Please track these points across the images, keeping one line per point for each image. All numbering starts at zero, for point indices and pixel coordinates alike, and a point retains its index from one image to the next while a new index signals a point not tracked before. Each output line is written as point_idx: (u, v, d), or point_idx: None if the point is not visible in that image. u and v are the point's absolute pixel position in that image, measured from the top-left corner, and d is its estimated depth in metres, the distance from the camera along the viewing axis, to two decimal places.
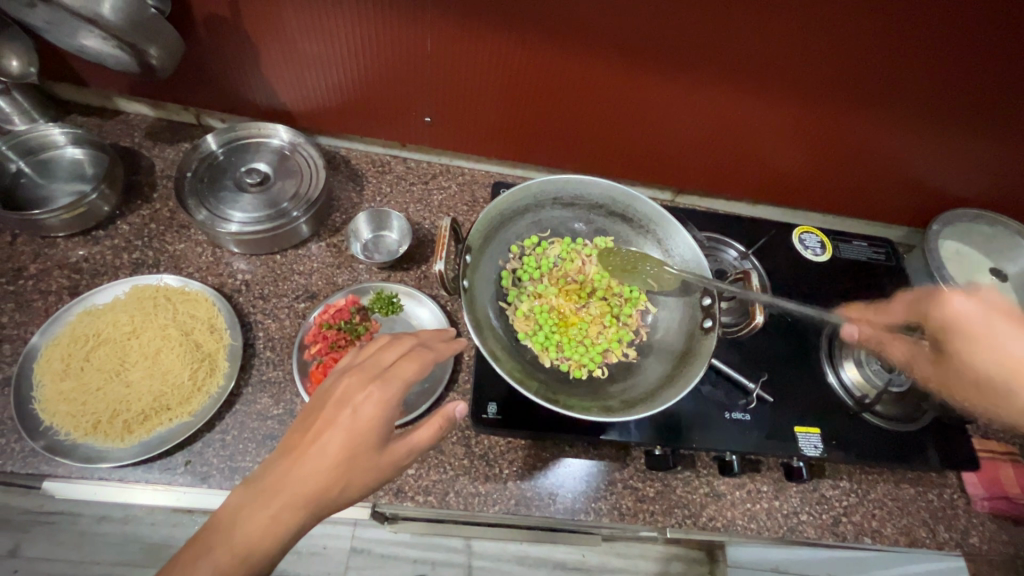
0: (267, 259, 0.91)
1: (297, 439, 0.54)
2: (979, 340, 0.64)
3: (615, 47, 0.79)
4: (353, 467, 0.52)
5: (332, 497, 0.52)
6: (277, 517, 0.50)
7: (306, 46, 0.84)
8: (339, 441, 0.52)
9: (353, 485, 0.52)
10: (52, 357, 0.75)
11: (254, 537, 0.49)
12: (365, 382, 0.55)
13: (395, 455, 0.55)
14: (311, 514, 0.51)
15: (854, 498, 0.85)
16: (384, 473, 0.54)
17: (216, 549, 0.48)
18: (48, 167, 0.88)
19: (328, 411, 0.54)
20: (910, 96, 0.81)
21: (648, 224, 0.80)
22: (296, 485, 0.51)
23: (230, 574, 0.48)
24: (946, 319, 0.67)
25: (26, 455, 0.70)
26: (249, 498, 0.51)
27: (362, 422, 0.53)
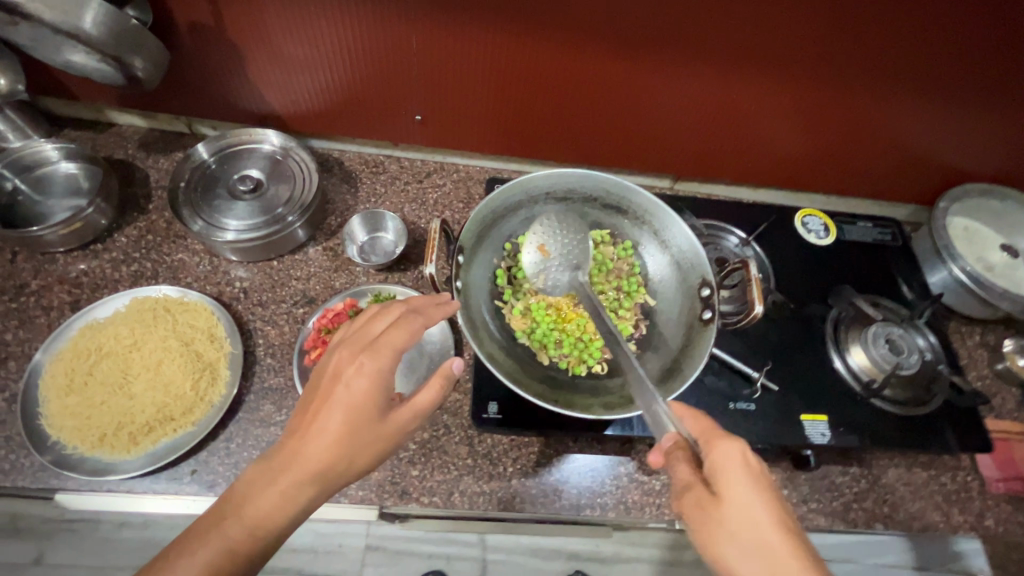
0: (264, 265, 0.91)
1: (299, 419, 0.53)
2: (717, 497, 0.47)
3: (604, 35, 0.78)
4: (357, 440, 0.52)
5: (341, 470, 0.51)
6: (287, 492, 0.50)
7: (293, 49, 0.83)
8: (339, 416, 0.51)
9: (360, 457, 0.52)
10: (56, 372, 0.76)
11: (262, 513, 0.49)
12: (354, 355, 0.53)
13: (398, 423, 0.54)
14: (320, 489, 0.51)
15: (865, 484, 0.84)
16: (389, 442, 0.54)
17: (228, 520, 0.49)
18: (44, 184, 0.88)
19: (322, 389, 0.52)
20: (913, 70, 0.79)
21: (643, 216, 0.79)
22: (302, 461, 0.50)
23: (241, 548, 0.48)
24: (715, 464, 0.48)
25: (36, 470, 0.72)
26: (259, 475, 0.51)
27: (359, 396, 0.51)
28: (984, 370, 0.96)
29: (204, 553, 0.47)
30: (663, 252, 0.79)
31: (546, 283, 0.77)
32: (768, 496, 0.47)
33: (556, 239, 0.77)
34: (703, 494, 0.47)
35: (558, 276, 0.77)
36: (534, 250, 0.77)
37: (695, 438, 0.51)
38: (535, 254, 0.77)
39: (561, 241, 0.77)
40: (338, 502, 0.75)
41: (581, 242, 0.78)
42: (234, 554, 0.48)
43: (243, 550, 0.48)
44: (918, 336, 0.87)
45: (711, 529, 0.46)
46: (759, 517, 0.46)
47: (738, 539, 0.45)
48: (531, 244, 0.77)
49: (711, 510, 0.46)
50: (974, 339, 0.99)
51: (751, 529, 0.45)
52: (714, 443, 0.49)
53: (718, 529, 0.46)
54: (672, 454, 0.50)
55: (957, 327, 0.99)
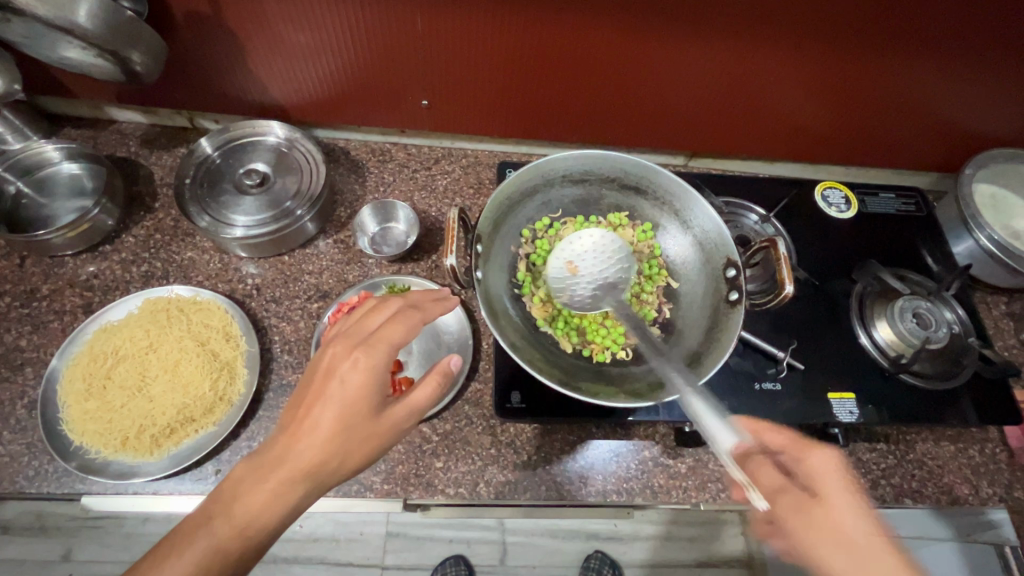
0: (275, 261, 0.89)
1: (292, 414, 0.51)
2: (818, 500, 0.47)
3: (617, 9, 0.74)
4: (350, 436, 0.50)
5: (331, 468, 0.49)
6: (276, 490, 0.48)
7: (293, 36, 0.80)
8: (333, 411, 0.50)
9: (351, 455, 0.50)
10: (74, 377, 0.75)
11: (253, 511, 0.47)
12: (350, 350, 0.52)
13: (391, 421, 0.52)
14: (309, 488, 0.49)
15: (892, 460, 0.83)
16: (383, 440, 0.52)
17: (217, 519, 0.47)
18: (47, 185, 0.86)
19: (316, 385, 0.51)
20: (943, 32, 0.75)
21: (664, 196, 0.77)
22: (294, 457, 0.49)
23: (229, 545, 0.47)
24: (813, 470, 0.49)
25: (61, 475, 0.72)
26: (251, 471, 0.49)
27: (352, 392, 0.50)
28: (1010, 340, 0.94)
29: (190, 552, 0.46)
30: (685, 233, 0.77)
31: (568, 300, 0.75)
32: (861, 500, 0.47)
33: (588, 261, 0.75)
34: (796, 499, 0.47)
35: (582, 294, 0.75)
36: (563, 265, 0.75)
37: (781, 447, 0.52)
38: (563, 271, 0.75)
39: (589, 260, 0.75)
40: (363, 496, 0.75)
41: (616, 266, 0.76)
42: (221, 553, 0.47)
43: (233, 548, 0.47)
44: (945, 309, 0.86)
45: (816, 534, 0.45)
46: (860, 518, 0.46)
47: (842, 538, 0.45)
48: (559, 258, 0.75)
49: (814, 510, 0.46)
50: (999, 309, 0.96)
51: (854, 531, 0.45)
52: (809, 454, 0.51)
53: (824, 533, 0.45)
54: (750, 463, 0.50)
55: (981, 298, 0.97)
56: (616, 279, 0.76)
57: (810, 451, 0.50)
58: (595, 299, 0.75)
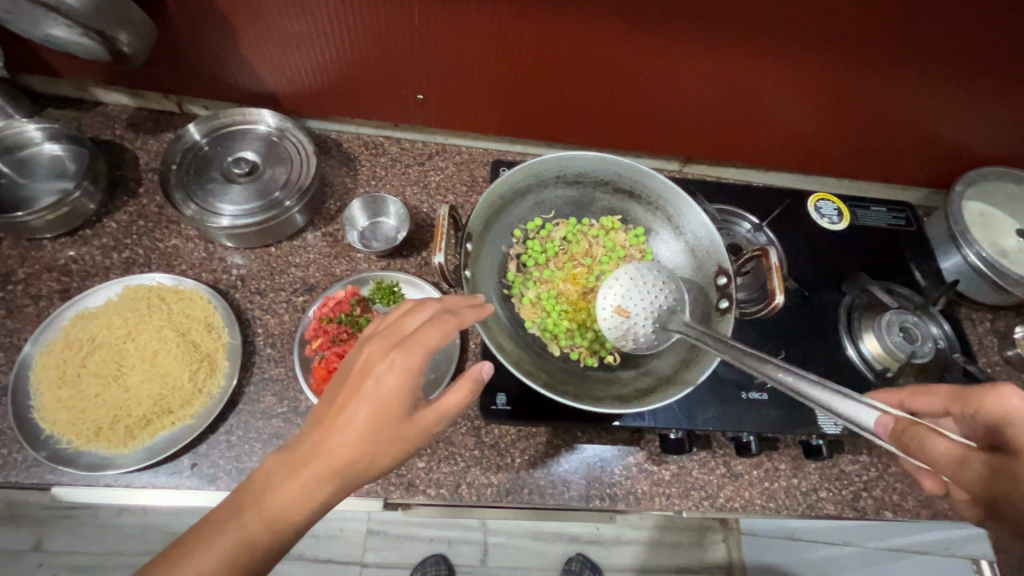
0: (262, 252, 0.87)
1: (325, 410, 0.49)
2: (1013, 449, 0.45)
3: (616, 10, 0.73)
4: (380, 439, 0.48)
5: (360, 470, 0.48)
6: (306, 489, 0.47)
7: (287, 24, 0.79)
8: (365, 412, 0.48)
9: (380, 456, 0.48)
10: (47, 364, 0.73)
11: (282, 506, 0.46)
12: (386, 351, 0.50)
13: (422, 426, 0.50)
14: (339, 487, 0.47)
15: (874, 473, 0.83)
16: (411, 444, 0.50)
17: (247, 512, 0.46)
18: (27, 165, 0.84)
19: (349, 383, 0.49)
20: (938, 50, 0.75)
21: (657, 201, 0.76)
22: (325, 456, 0.47)
23: (257, 539, 0.46)
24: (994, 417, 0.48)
25: (30, 464, 0.70)
26: (281, 466, 0.48)
27: (386, 394, 0.48)
28: (994, 357, 0.95)
29: (221, 543, 0.45)
30: (678, 239, 0.76)
31: (635, 345, 0.67)
32: None
33: (635, 299, 0.67)
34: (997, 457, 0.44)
35: (646, 334, 0.67)
36: (612, 313, 0.68)
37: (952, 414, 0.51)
38: (614, 317, 0.67)
39: (641, 297, 0.67)
40: None
41: (670, 292, 0.68)
42: (251, 546, 0.46)
43: (261, 542, 0.46)
44: (932, 324, 0.86)
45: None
46: None
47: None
48: (607, 304, 0.68)
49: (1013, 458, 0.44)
50: (984, 325, 0.97)
51: None
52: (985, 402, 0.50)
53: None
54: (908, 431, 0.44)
55: (967, 314, 0.98)
56: (677, 303, 0.67)
57: (988, 399, 0.49)
58: (663, 334, 0.66)
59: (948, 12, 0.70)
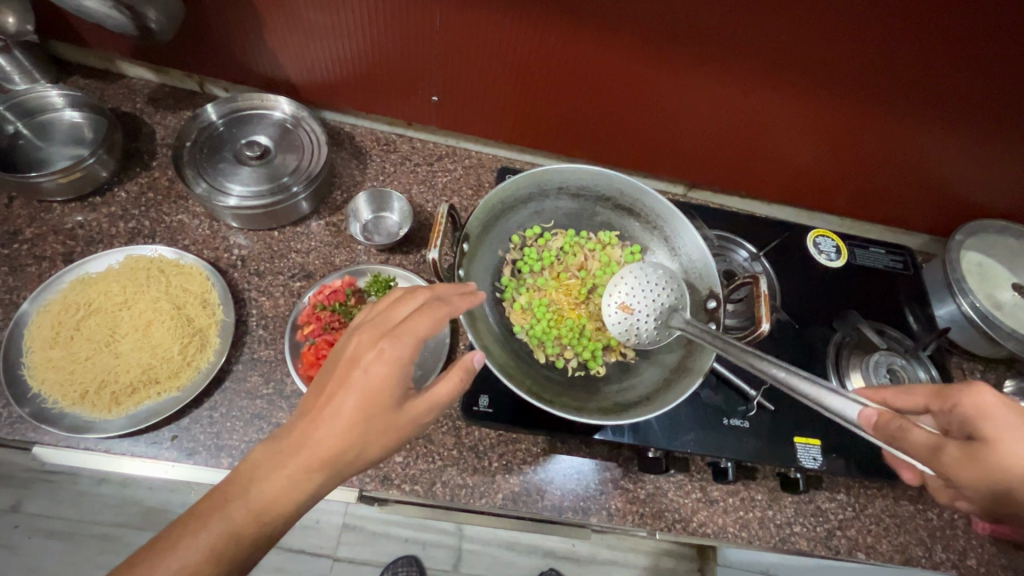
0: (265, 235, 0.89)
1: (312, 400, 0.50)
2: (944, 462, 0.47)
3: (632, 31, 0.75)
4: (368, 428, 0.49)
5: (350, 459, 0.49)
6: (293, 479, 0.47)
7: (313, 16, 0.81)
8: (353, 401, 0.48)
9: (370, 447, 0.49)
10: (43, 324, 0.75)
11: (269, 497, 0.47)
12: (375, 339, 0.50)
13: (412, 415, 0.51)
14: (328, 477, 0.48)
15: (850, 512, 0.83)
16: (401, 434, 0.51)
17: (232, 503, 0.47)
18: (46, 130, 0.86)
19: (338, 373, 0.49)
20: (942, 98, 0.77)
21: (655, 220, 0.77)
22: (312, 447, 0.48)
23: (243, 531, 0.46)
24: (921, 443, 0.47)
25: (14, 420, 0.70)
26: (267, 456, 0.48)
27: (374, 383, 0.49)
28: None
29: (207, 535, 0.45)
30: (673, 260, 0.77)
31: (638, 341, 0.70)
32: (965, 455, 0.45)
33: (638, 297, 0.70)
34: (961, 445, 0.47)
35: (649, 332, 0.69)
36: (618, 310, 0.71)
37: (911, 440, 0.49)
38: (619, 314, 0.71)
39: (643, 297, 0.70)
40: None
41: (671, 291, 0.70)
42: (238, 537, 0.46)
43: (248, 534, 0.47)
44: (920, 368, 0.87)
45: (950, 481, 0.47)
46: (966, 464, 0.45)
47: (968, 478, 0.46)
48: (611, 303, 0.72)
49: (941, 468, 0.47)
50: (974, 376, 0.97)
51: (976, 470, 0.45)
52: (961, 398, 0.51)
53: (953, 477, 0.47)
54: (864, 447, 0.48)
55: (957, 362, 0.97)
56: (677, 304, 0.69)
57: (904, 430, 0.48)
58: (663, 331, 0.68)
59: (957, 60, 0.71)
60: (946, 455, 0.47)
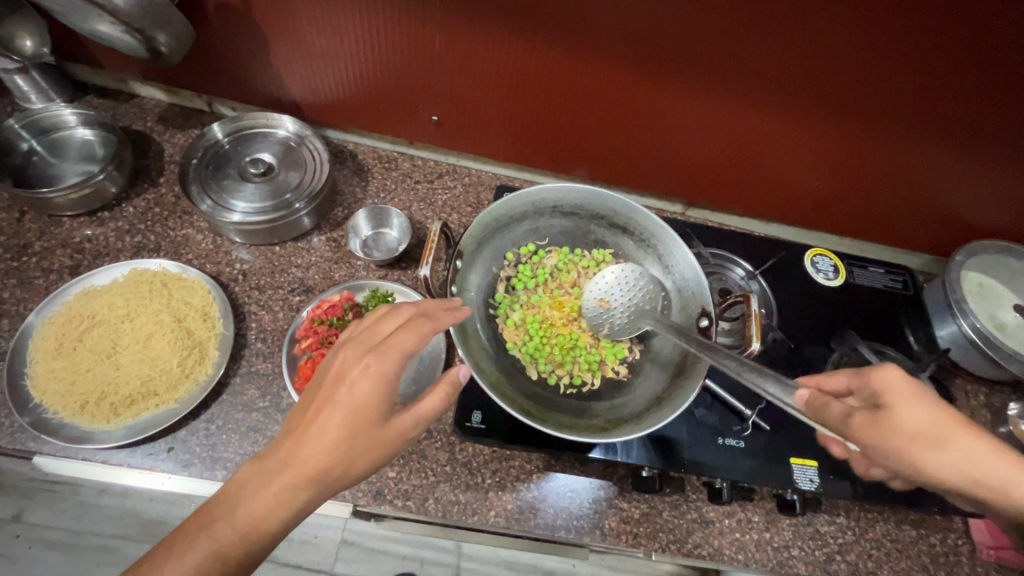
0: (267, 250, 0.91)
1: (298, 418, 0.50)
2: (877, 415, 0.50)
3: (626, 53, 0.77)
4: (354, 445, 0.49)
5: (337, 476, 0.49)
6: (280, 497, 0.48)
7: (317, 39, 0.84)
8: (339, 418, 0.49)
9: (356, 464, 0.49)
10: (47, 335, 0.76)
11: (255, 515, 0.47)
12: (360, 356, 0.51)
13: (398, 430, 0.52)
14: (315, 495, 0.49)
15: (850, 536, 0.81)
16: (388, 450, 0.51)
17: (219, 523, 0.47)
18: (59, 147, 0.89)
19: (323, 390, 0.50)
20: (930, 118, 0.78)
21: (649, 239, 0.78)
22: (298, 464, 0.48)
23: (230, 549, 0.47)
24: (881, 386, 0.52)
25: (15, 430, 0.72)
26: (254, 475, 0.48)
27: (360, 400, 0.49)
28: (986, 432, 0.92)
29: (193, 556, 0.46)
30: (666, 279, 0.77)
31: (610, 333, 0.75)
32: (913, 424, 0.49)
33: (617, 294, 0.75)
34: (868, 414, 0.51)
35: (622, 324, 0.75)
36: (596, 303, 0.76)
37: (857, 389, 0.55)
38: (598, 309, 0.76)
39: (623, 293, 0.75)
40: None
41: (648, 291, 0.74)
42: (226, 554, 0.47)
43: (234, 551, 0.47)
44: None
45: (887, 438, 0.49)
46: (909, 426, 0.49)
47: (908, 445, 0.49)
48: (590, 299, 0.76)
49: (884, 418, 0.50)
50: (978, 399, 0.95)
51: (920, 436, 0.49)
52: (872, 374, 0.53)
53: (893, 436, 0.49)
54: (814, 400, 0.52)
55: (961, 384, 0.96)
56: (651, 303, 0.73)
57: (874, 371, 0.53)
58: (635, 327, 0.74)
59: (950, 72, 0.70)
60: (854, 421, 0.50)
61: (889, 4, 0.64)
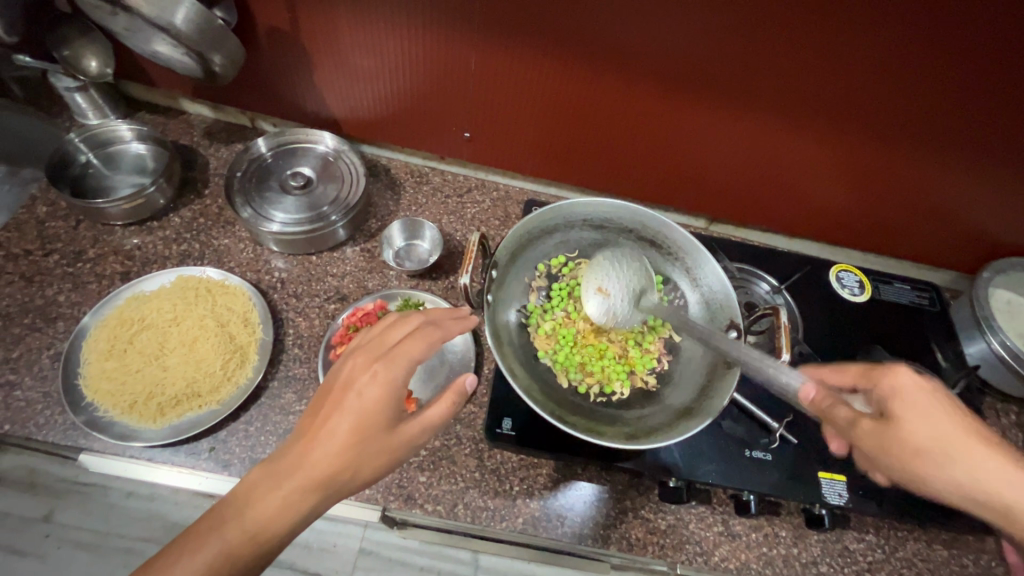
0: (304, 259, 0.94)
1: (308, 423, 0.53)
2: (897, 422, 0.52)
3: (652, 73, 0.80)
4: (362, 449, 0.51)
5: (344, 480, 0.51)
6: (288, 501, 0.49)
7: (357, 59, 0.88)
8: (347, 423, 0.51)
9: (363, 469, 0.51)
10: (99, 337, 0.80)
11: (264, 517, 0.49)
12: (369, 363, 0.54)
13: (405, 437, 0.54)
14: (322, 498, 0.50)
15: (880, 554, 0.80)
16: (394, 456, 0.53)
17: (229, 524, 0.49)
18: (113, 160, 0.94)
19: (333, 396, 0.53)
20: (950, 138, 0.79)
21: (677, 252, 0.79)
22: (307, 468, 0.50)
23: (240, 551, 0.48)
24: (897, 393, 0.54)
25: (68, 428, 0.75)
26: (263, 478, 0.50)
27: (368, 406, 0.52)
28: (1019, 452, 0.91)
29: (204, 556, 0.47)
30: (693, 290, 0.78)
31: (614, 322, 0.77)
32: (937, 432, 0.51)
33: (612, 280, 0.77)
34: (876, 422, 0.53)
35: (623, 312, 0.77)
36: (596, 294, 0.76)
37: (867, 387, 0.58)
38: (599, 299, 0.76)
39: (617, 279, 0.77)
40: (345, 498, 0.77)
41: (642, 275, 0.77)
42: (233, 556, 0.48)
43: (241, 553, 0.48)
44: None
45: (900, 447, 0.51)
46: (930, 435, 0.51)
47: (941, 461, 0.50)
48: (589, 289, 0.77)
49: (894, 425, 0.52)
50: (1009, 418, 0.94)
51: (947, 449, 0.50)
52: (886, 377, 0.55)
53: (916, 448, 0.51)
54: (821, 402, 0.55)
55: (991, 404, 0.95)
56: (643, 286, 0.77)
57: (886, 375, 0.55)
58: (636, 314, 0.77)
59: (969, 89, 0.72)
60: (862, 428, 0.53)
61: (908, 26, 0.67)
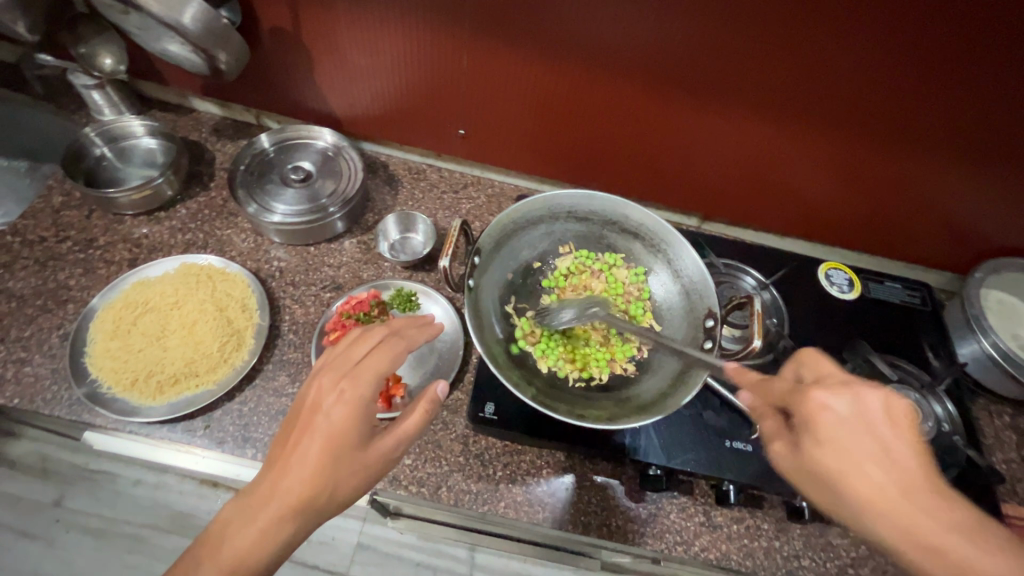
0: (302, 250, 0.98)
1: (280, 450, 0.55)
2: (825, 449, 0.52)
3: (639, 69, 0.82)
4: (334, 472, 0.53)
5: (320, 504, 0.53)
6: (265, 531, 0.51)
7: (356, 58, 0.92)
8: (316, 447, 0.53)
9: (338, 490, 0.53)
10: (105, 318, 0.84)
11: (242, 550, 0.51)
12: (333, 385, 0.56)
13: (378, 452, 0.56)
14: (300, 523, 0.52)
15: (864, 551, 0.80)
16: (369, 474, 0.55)
17: (206, 562, 0.50)
18: (126, 154, 0.99)
19: (302, 422, 0.55)
20: (937, 135, 0.80)
21: (659, 244, 0.81)
22: (281, 496, 0.52)
23: None
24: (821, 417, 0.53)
25: (72, 403, 0.78)
26: (239, 511, 0.52)
27: (336, 427, 0.54)
28: (1012, 453, 0.90)
29: None
30: (674, 282, 0.81)
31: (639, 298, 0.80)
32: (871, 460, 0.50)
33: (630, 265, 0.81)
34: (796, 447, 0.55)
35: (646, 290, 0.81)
36: None
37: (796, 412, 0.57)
38: None
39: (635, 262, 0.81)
40: None
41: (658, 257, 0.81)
42: None
43: None
44: (936, 404, 0.86)
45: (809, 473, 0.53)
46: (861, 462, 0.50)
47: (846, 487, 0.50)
48: None
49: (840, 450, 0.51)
50: (1002, 420, 0.93)
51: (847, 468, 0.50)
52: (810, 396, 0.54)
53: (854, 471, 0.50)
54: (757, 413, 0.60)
55: (984, 405, 0.94)
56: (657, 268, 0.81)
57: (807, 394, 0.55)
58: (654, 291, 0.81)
59: (952, 83, 0.72)
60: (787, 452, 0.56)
61: (889, 23, 0.68)
